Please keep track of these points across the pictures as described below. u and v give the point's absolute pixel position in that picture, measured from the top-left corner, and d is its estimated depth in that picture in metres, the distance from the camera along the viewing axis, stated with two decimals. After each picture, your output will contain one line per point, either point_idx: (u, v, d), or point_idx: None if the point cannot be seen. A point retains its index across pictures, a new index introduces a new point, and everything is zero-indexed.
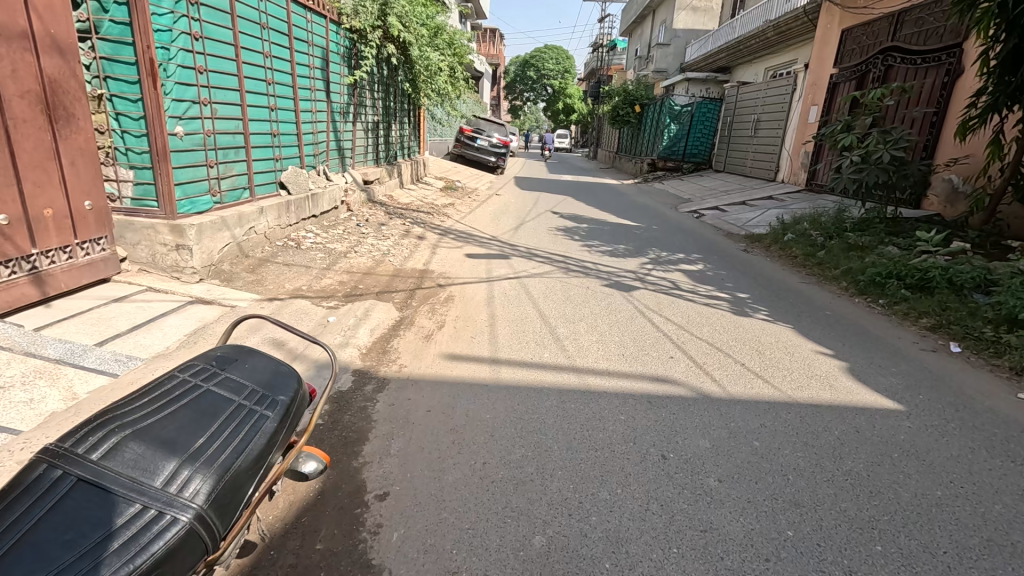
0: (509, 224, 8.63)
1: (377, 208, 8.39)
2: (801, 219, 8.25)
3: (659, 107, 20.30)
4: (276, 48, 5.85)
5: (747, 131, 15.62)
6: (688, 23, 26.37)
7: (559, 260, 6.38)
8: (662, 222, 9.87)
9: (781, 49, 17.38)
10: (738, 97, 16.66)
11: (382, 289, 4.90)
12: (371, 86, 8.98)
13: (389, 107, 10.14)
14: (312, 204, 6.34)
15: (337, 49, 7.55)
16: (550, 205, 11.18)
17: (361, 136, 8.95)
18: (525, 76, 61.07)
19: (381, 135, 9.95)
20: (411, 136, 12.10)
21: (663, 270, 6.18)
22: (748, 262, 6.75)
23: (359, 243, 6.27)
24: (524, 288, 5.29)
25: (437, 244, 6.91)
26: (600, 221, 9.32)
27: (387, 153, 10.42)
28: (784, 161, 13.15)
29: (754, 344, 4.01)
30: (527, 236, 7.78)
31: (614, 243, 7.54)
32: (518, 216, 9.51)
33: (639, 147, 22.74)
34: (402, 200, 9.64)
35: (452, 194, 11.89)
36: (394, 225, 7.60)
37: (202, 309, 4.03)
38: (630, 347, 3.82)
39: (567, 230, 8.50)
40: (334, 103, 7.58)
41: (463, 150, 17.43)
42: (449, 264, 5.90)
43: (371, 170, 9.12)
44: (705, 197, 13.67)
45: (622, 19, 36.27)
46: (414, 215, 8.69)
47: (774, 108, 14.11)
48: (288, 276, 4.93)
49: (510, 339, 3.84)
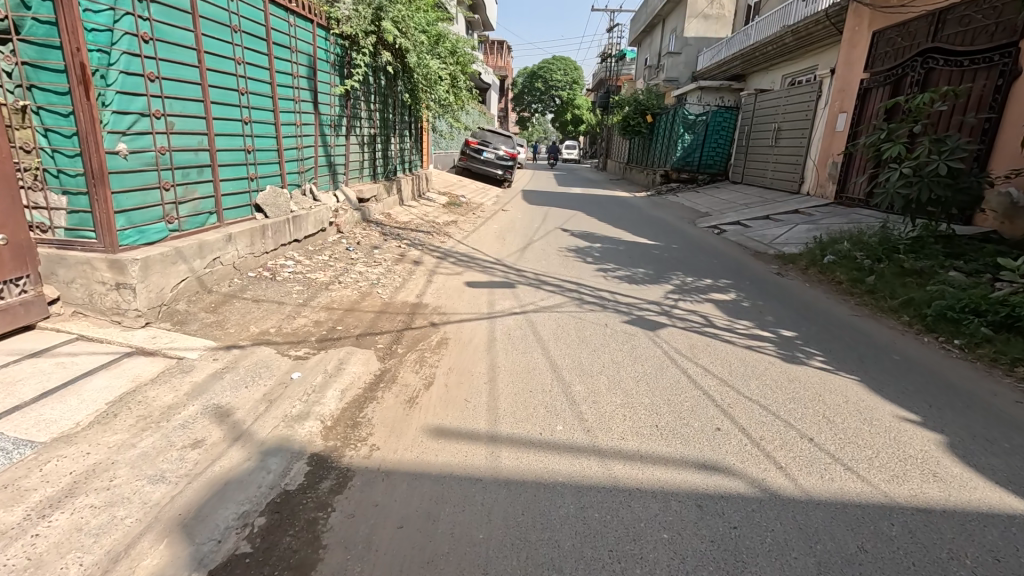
0: (516, 245, 7.91)
1: (372, 228, 7.72)
2: (839, 238, 7.45)
3: (671, 117, 19.61)
4: (251, 54, 5.21)
5: (767, 141, 14.85)
6: (700, 31, 25.70)
7: (571, 289, 5.64)
8: (682, 240, 9.09)
9: (801, 56, 16.62)
10: (756, 105, 15.90)
11: (365, 330, 4.19)
12: (366, 96, 8.35)
13: (386, 119, 9.50)
14: (294, 228, 5.67)
15: (326, 57, 6.92)
16: (560, 221, 10.45)
17: (356, 151, 8.32)
18: (533, 87, 60.76)
19: (379, 149, 9.32)
20: (412, 150, 11.49)
21: (691, 301, 5.40)
22: (786, 289, 5.95)
23: (346, 271, 5.58)
24: (531, 325, 4.54)
25: (435, 269, 6.21)
26: (614, 240, 8.57)
27: (385, 167, 9.79)
28: (809, 173, 12.34)
29: (818, 405, 3.22)
30: (535, 259, 7.05)
31: (632, 267, 6.79)
32: (525, 235, 8.81)
33: (651, 158, 22.00)
34: (401, 219, 8.97)
35: (455, 210, 11.21)
36: (388, 247, 6.92)
37: (141, 364, 3.32)
38: (664, 413, 3.05)
39: (579, 251, 7.76)
40: (323, 115, 6.94)
41: (468, 164, 16.82)
42: (447, 296, 5.19)
43: (366, 188, 8.47)
44: (724, 211, 12.87)
45: (631, 29, 35.73)
46: (412, 235, 8.01)
47: (796, 117, 13.33)
48: (256, 315, 4.23)
49: (515, 403, 3.08)
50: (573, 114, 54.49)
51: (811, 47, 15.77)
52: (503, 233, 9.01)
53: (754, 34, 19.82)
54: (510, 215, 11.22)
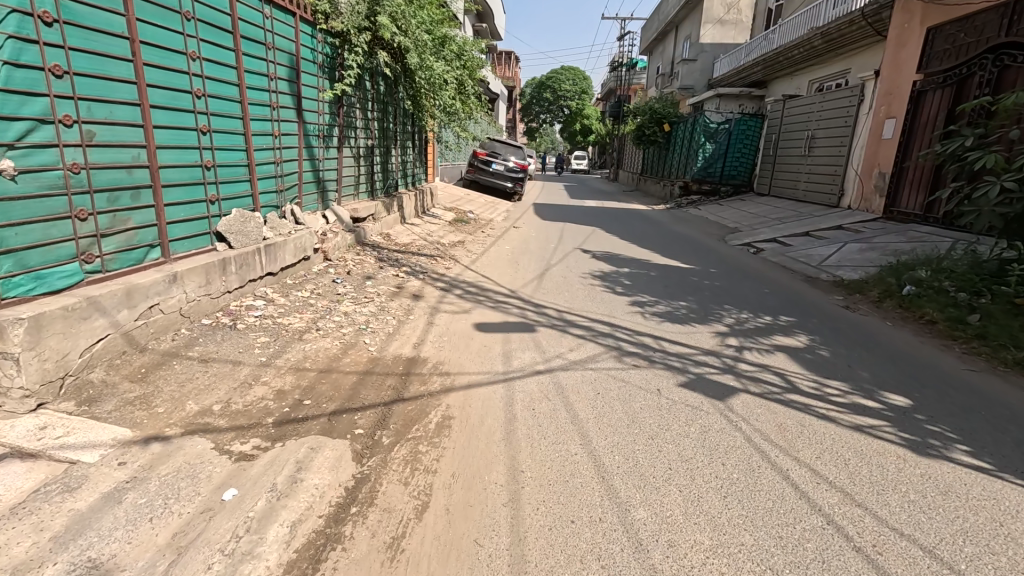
0: (532, 271, 6.88)
1: (367, 253, 6.73)
2: (912, 263, 6.34)
3: (689, 126, 18.64)
4: (211, 49, 4.27)
5: (798, 150, 13.78)
6: (716, 36, 24.77)
7: (605, 333, 4.59)
8: (720, 262, 8.01)
9: (832, 60, 15.59)
10: (784, 112, 14.86)
11: (343, 404, 3.16)
12: (361, 103, 7.41)
13: (385, 129, 8.57)
14: (267, 259, 4.69)
15: (313, 57, 5.98)
16: (578, 240, 9.42)
17: (350, 164, 7.37)
18: (541, 97, 60.14)
19: (377, 161, 8.38)
20: (416, 162, 10.57)
21: (756, 350, 4.31)
22: (867, 331, 4.85)
23: (328, 312, 4.57)
24: (561, 390, 3.49)
25: (437, 306, 5.18)
26: (644, 264, 7.51)
27: (384, 182, 8.86)
28: (851, 185, 11.26)
29: (1009, 546, 2.13)
30: (556, 289, 6.01)
31: (671, 299, 5.71)
32: (541, 258, 7.77)
33: (667, 168, 20.96)
34: (402, 241, 7.97)
35: (462, 227, 10.21)
36: (383, 277, 5.91)
37: (10, 475, 2.31)
38: (783, 569, 1.98)
39: (606, 278, 6.71)
40: (309, 124, 6.00)
41: (476, 176, 15.95)
42: (452, 345, 4.16)
43: (362, 206, 7.53)
44: (756, 226, 11.78)
45: (643, 36, 34.91)
46: (413, 259, 7.01)
47: (833, 124, 12.27)
48: (200, 383, 3.21)
49: (550, 550, 2.04)
50: (582, 125, 53.71)
51: (844, 50, 14.74)
52: (516, 255, 7.98)
53: (778, 39, 18.85)
54: (522, 233, 10.20)
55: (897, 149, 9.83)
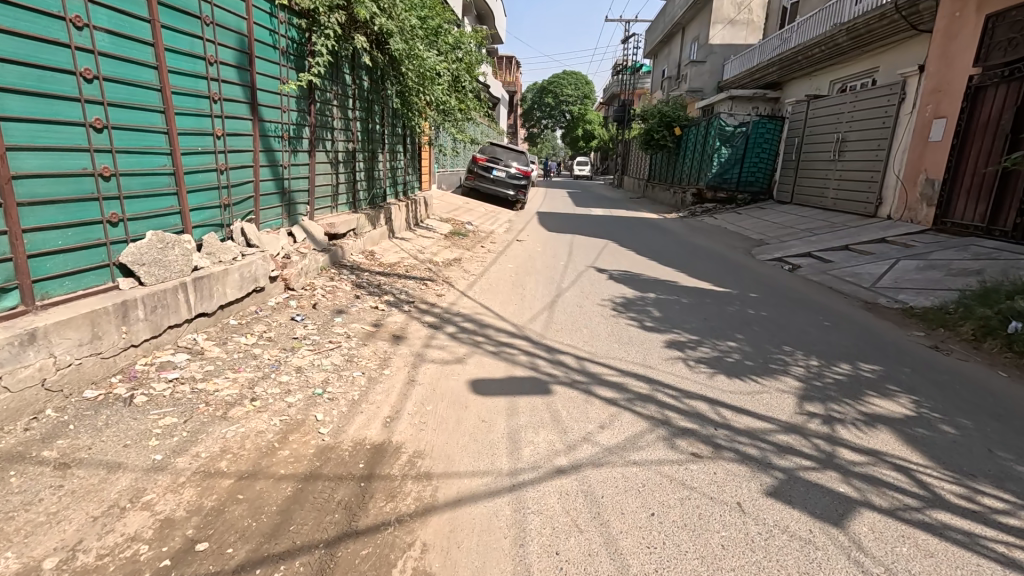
0: (540, 298, 5.75)
1: (342, 278, 5.60)
2: (1004, 289, 5.21)
3: (701, 129, 17.60)
4: (114, 16, 3.16)
5: (825, 154, 12.70)
6: (726, 37, 23.79)
7: (644, 394, 3.46)
8: (758, 284, 6.88)
9: (859, 58, 14.58)
10: (808, 114, 13.78)
11: (260, 546, 2.02)
12: (338, 99, 6.33)
13: (370, 130, 7.50)
14: (197, 297, 3.56)
15: (273, 41, 4.90)
16: (589, 256, 8.28)
17: (325, 171, 6.29)
18: (543, 102, 59.23)
19: (360, 167, 7.29)
20: (408, 168, 9.50)
21: (853, 423, 3.16)
22: (983, 388, 3.71)
23: (276, 368, 3.44)
24: (596, 504, 2.35)
25: (422, 353, 4.05)
26: (670, 288, 6.38)
27: (370, 192, 7.78)
28: (891, 193, 10.15)
29: None
30: (571, 324, 4.89)
31: (716, 339, 4.57)
32: (550, 280, 6.65)
33: (678, 175, 19.88)
34: (387, 260, 6.84)
35: (459, 241, 9.11)
36: (358, 310, 4.77)
37: None
38: None
39: (629, 307, 5.58)
40: (269, 122, 4.94)
41: (476, 183, 14.85)
42: (439, 419, 3.03)
43: (340, 221, 6.45)
44: (785, 238, 10.65)
45: (648, 39, 33.98)
46: (398, 284, 5.88)
47: (867, 126, 11.19)
48: (40, 512, 2.07)
49: None
50: (585, 129, 52.74)
51: (873, 46, 13.74)
52: (521, 276, 6.87)
53: (795, 38, 17.84)
54: (526, 248, 9.08)
55: (947, 152, 8.74)
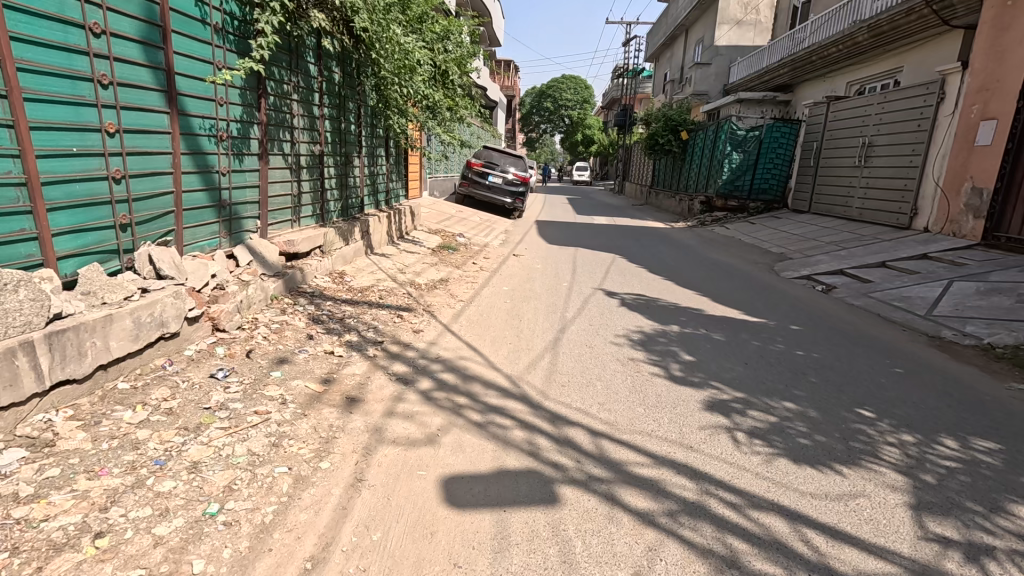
0: (540, 334, 4.71)
1: (295, 310, 4.55)
2: None
3: (710, 133, 16.62)
4: None
5: (848, 159, 11.71)
6: (732, 38, 22.94)
7: (691, 503, 2.40)
8: (796, 313, 5.84)
9: (881, 58, 13.68)
10: (827, 116, 12.79)
11: None
12: (298, 92, 5.30)
13: (342, 130, 6.45)
14: (54, 360, 2.51)
15: (202, 13, 3.85)
16: (596, 276, 7.24)
17: (281, 179, 5.25)
18: (542, 106, 58.37)
19: (329, 174, 6.25)
20: (390, 174, 8.47)
21: (1011, 560, 2.11)
22: None
23: (160, 467, 2.39)
24: None
25: (381, 427, 2.99)
26: (694, 320, 5.34)
27: (343, 202, 6.74)
28: (930, 203, 9.15)
29: None
30: (580, 374, 3.84)
31: (768, 398, 3.52)
32: (551, 308, 5.60)
33: (684, 181, 18.89)
34: (359, 283, 5.78)
35: (448, 257, 8.07)
36: (306, 358, 3.72)
37: None
38: None
39: (649, 346, 4.53)
40: (196, 118, 3.89)
41: (470, 190, 13.83)
42: (386, 565, 1.97)
43: (301, 237, 5.40)
44: (809, 253, 9.64)
45: (649, 42, 33.18)
46: (367, 316, 4.82)
47: (897, 129, 10.21)
48: None
49: None
50: (584, 134, 51.86)
51: (898, 44, 12.82)
52: (518, 302, 5.83)
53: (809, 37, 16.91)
54: (523, 264, 8.05)
55: (998, 157, 7.76)
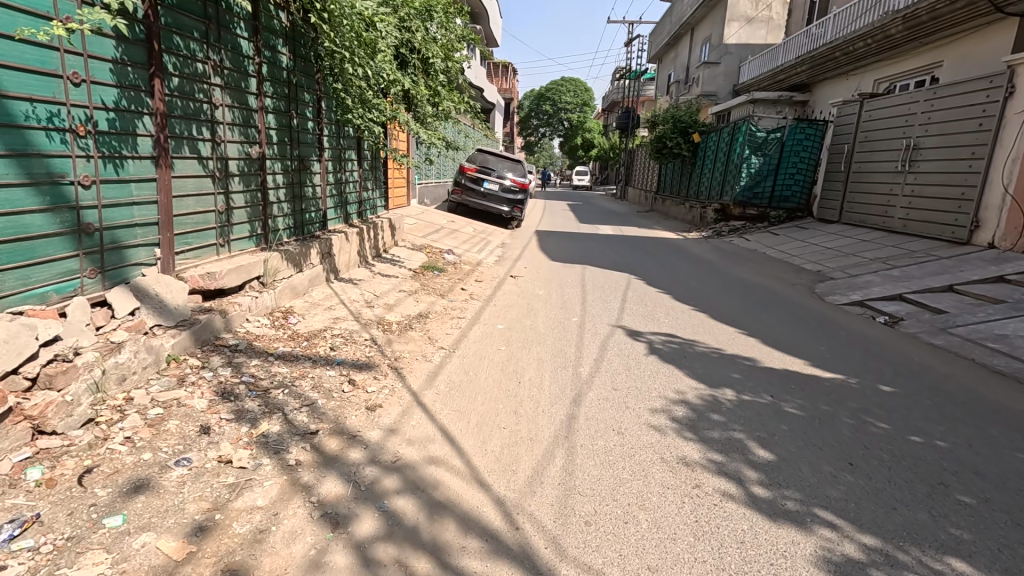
0: (546, 408, 3.37)
1: (197, 379, 3.20)
2: None
3: (723, 135, 15.34)
4: None
5: (886, 163, 10.43)
6: (742, 36, 21.74)
7: None
8: (876, 363, 4.51)
9: (915, 52, 12.43)
10: (859, 116, 11.53)
11: None
12: (222, 76, 3.99)
13: (294, 127, 5.14)
14: None
15: None
16: (611, 307, 5.92)
17: (197, 191, 3.92)
18: (540, 110, 57.17)
19: (275, 183, 4.92)
20: (364, 181, 7.15)
21: None
22: None
23: None
24: None
25: None
26: (751, 380, 3.99)
27: (297, 217, 5.41)
28: (996, 214, 7.89)
29: None
30: (611, 498, 2.49)
31: (922, 555, 2.16)
32: (559, 360, 4.26)
33: (694, 187, 17.63)
34: (308, 325, 4.43)
35: (433, 280, 6.75)
36: (180, 478, 2.35)
37: None
38: None
39: (701, 432, 3.18)
40: (20, 102, 2.57)
41: (464, 198, 12.51)
42: None
43: (225, 267, 4.07)
44: (854, 273, 8.33)
45: (653, 42, 32.02)
46: (304, 383, 3.47)
47: (949, 129, 8.95)
48: None
49: None
50: (584, 137, 50.69)
51: (936, 37, 11.57)
52: (516, 348, 4.49)
53: (831, 31, 15.65)
54: (522, 288, 6.71)
55: None
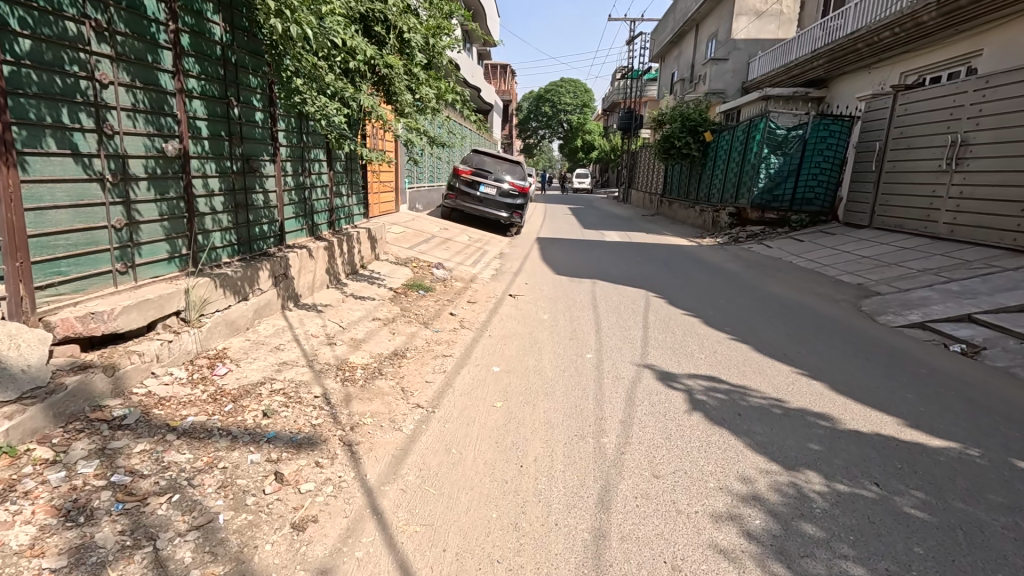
0: (563, 522, 2.28)
1: (34, 488, 2.12)
2: None
3: (738, 134, 14.28)
4: None
5: (928, 162, 9.37)
6: (751, 31, 20.73)
7: None
8: (992, 421, 3.42)
9: (951, 40, 11.35)
10: (892, 111, 10.48)
11: None
12: (111, 43, 2.94)
13: (234, 118, 4.06)
14: None
15: None
16: (632, 338, 4.85)
17: (75, 201, 2.85)
18: (539, 112, 56.26)
19: (208, 189, 3.85)
20: (335, 186, 6.09)
21: None
22: None
23: None
24: None
25: None
26: (840, 457, 2.89)
27: (243, 230, 4.34)
28: None
29: None
30: None
31: None
32: (573, 423, 3.18)
33: (705, 190, 16.61)
34: (240, 376, 3.35)
35: (417, 302, 5.69)
36: None
37: None
38: None
39: (797, 564, 2.09)
40: None
41: (458, 204, 11.52)
42: None
43: (122, 304, 2.99)
44: (904, 287, 7.26)
45: (655, 40, 31.09)
46: (206, 481, 2.37)
47: (1004, 122, 7.91)
48: None
49: None
50: (584, 140, 49.70)
51: (976, 23, 10.49)
52: (517, 403, 3.42)
53: (852, 23, 14.63)
54: (523, 311, 5.65)
55: None
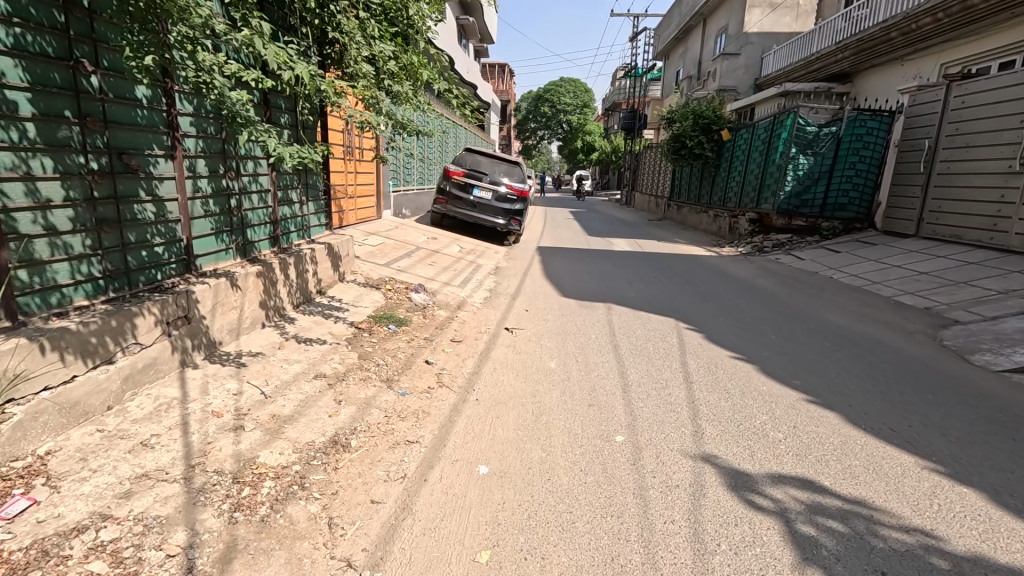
0: None
1: None
2: None
3: (759, 132, 12.99)
4: None
5: (995, 162, 8.02)
6: (765, 25, 19.46)
7: None
8: None
9: (1002, 27, 10.07)
10: (946, 104, 9.14)
11: None
12: None
13: (89, 91, 2.71)
14: None
15: None
16: (672, 400, 3.53)
17: None
18: (539, 112, 54.97)
19: (37, 198, 2.50)
20: (280, 191, 4.72)
21: None
22: None
23: None
24: None
25: None
26: None
27: (117, 256, 2.98)
28: None
29: None
30: None
31: None
32: None
33: (719, 193, 15.31)
34: (47, 516, 1.98)
35: (383, 343, 4.33)
36: None
37: None
38: None
39: None
40: None
41: (449, 209, 10.20)
42: None
43: None
44: (990, 314, 5.92)
45: (660, 37, 29.82)
46: None
47: None
48: None
49: None
50: (584, 141, 48.41)
51: None
52: (515, 550, 2.07)
53: (879, 11, 13.36)
54: (522, 356, 4.29)
55: None
